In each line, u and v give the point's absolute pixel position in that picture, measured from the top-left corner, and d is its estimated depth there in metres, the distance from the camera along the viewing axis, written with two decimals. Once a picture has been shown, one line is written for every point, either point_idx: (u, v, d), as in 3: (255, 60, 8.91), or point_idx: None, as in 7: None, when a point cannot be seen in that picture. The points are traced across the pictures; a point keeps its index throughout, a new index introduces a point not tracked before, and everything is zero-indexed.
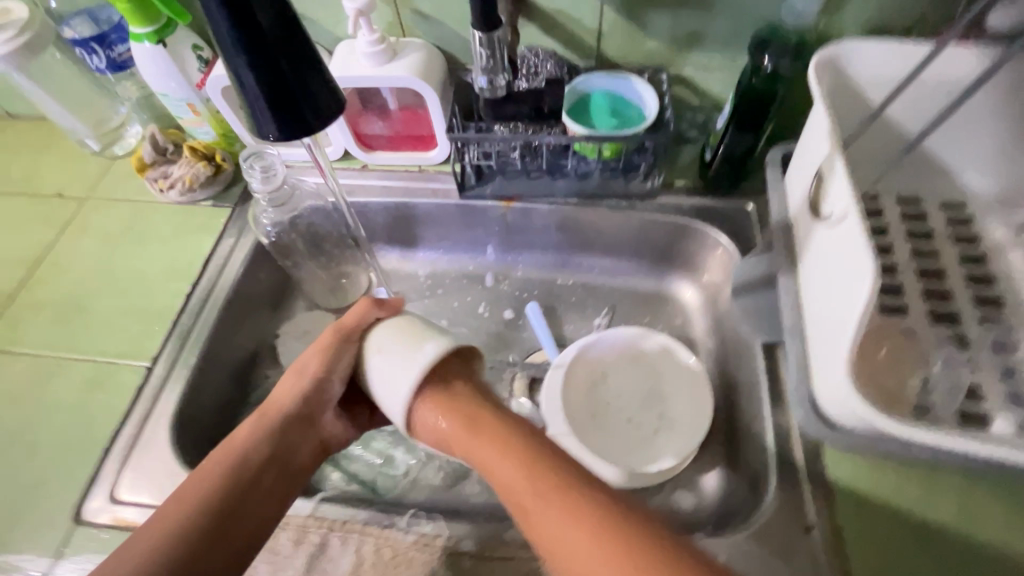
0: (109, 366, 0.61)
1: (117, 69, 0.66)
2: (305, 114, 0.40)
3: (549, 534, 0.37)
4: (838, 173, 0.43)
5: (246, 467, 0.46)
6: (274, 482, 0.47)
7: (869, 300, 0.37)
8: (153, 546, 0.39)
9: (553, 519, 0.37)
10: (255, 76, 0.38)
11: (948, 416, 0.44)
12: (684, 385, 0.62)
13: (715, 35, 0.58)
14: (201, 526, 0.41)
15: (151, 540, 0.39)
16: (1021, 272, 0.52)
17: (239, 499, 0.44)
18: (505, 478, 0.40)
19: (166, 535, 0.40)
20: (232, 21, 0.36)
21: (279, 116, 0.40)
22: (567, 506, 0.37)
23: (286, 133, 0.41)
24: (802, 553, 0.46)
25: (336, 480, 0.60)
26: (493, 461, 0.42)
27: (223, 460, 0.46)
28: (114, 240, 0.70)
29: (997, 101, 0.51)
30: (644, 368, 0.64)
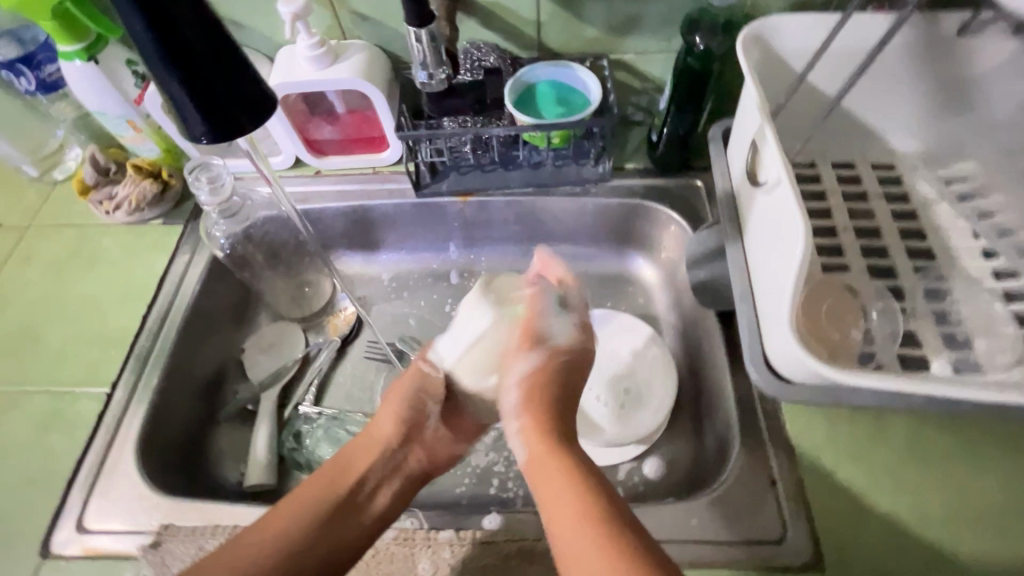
0: (66, 395, 0.59)
1: (49, 90, 0.64)
2: (236, 114, 0.40)
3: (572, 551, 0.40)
4: (768, 142, 0.45)
5: (319, 488, 0.50)
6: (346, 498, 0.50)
7: (805, 257, 0.39)
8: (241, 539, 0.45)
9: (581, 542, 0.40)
10: (179, 80, 0.38)
11: (888, 361, 0.47)
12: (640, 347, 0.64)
13: (649, 19, 0.60)
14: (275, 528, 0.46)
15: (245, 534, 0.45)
16: (948, 224, 0.55)
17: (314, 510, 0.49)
18: (559, 497, 0.44)
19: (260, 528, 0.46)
20: (150, 27, 0.35)
21: (208, 117, 0.39)
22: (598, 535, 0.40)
23: (217, 134, 0.40)
24: (770, 506, 0.48)
25: None
26: (549, 470, 0.46)
27: (314, 479, 0.51)
28: (61, 268, 0.67)
29: (915, 65, 0.54)
30: (603, 338, 0.66)
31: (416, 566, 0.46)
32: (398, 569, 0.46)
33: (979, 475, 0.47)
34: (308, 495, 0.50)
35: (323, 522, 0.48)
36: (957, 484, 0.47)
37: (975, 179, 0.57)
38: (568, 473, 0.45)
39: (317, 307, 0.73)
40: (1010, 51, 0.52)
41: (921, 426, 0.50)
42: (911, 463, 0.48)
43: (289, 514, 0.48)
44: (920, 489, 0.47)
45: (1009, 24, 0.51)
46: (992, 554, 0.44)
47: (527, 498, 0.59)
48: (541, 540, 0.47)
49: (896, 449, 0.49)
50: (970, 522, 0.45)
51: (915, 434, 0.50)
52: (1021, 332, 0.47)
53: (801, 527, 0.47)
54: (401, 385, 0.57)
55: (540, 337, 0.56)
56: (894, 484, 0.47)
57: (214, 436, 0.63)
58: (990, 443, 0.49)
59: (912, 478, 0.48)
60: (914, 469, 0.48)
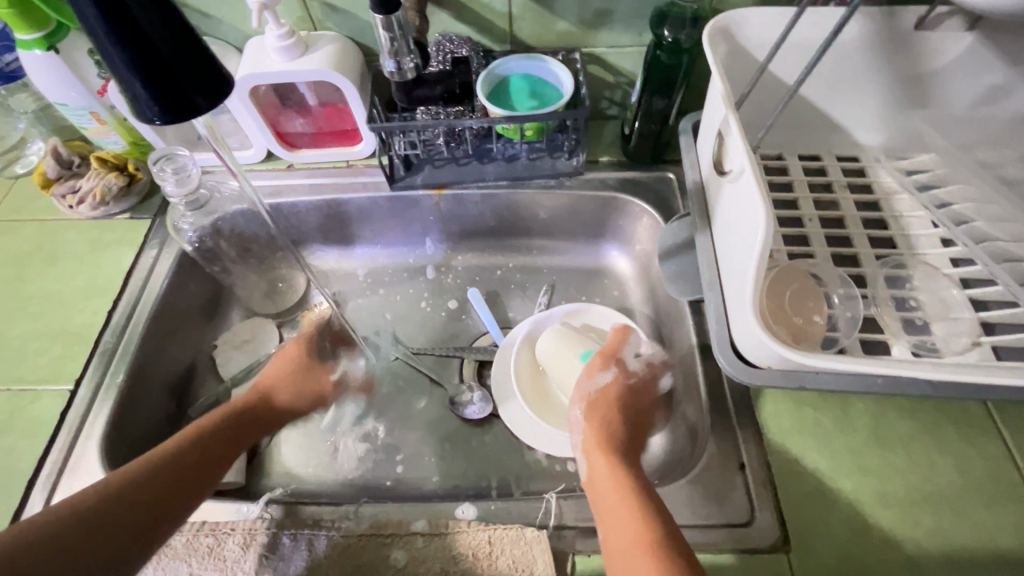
0: (27, 395, 0.57)
1: (8, 80, 0.62)
2: (190, 93, 0.39)
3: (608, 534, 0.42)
4: (733, 131, 0.46)
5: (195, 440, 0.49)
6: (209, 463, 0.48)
7: (767, 243, 0.40)
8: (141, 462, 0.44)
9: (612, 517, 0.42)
10: (125, 56, 0.36)
11: (851, 345, 0.49)
12: (644, 353, 0.60)
13: (620, 12, 0.61)
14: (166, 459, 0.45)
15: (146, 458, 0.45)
16: (909, 214, 0.57)
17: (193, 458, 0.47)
18: (599, 492, 0.45)
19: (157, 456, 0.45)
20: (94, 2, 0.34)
21: (158, 96, 0.38)
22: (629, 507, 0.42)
23: (169, 114, 0.39)
24: (739, 489, 0.49)
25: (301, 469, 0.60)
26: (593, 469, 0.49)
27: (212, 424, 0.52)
28: (22, 264, 0.66)
29: (875, 59, 0.55)
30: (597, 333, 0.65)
31: (390, 559, 0.46)
32: (369, 561, 0.46)
33: (939, 456, 0.49)
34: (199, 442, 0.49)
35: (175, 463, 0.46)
36: (918, 465, 0.48)
37: (934, 170, 0.59)
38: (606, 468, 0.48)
39: (291, 301, 0.72)
40: (965, 45, 0.54)
41: (884, 409, 0.51)
42: (874, 445, 0.50)
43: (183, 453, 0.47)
44: (883, 470, 0.48)
45: (965, 18, 0.52)
46: (950, 530, 0.45)
47: (502, 490, 0.59)
48: (515, 528, 0.47)
49: (860, 431, 0.50)
50: (930, 501, 0.47)
51: (877, 417, 0.51)
52: (975, 316, 0.48)
53: (768, 510, 0.48)
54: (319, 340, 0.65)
55: (598, 379, 0.57)
56: (860, 464, 0.49)
57: None
58: (948, 424, 0.50)
59: (875, 460, 0.49)
60: (878, 452, 0.49)
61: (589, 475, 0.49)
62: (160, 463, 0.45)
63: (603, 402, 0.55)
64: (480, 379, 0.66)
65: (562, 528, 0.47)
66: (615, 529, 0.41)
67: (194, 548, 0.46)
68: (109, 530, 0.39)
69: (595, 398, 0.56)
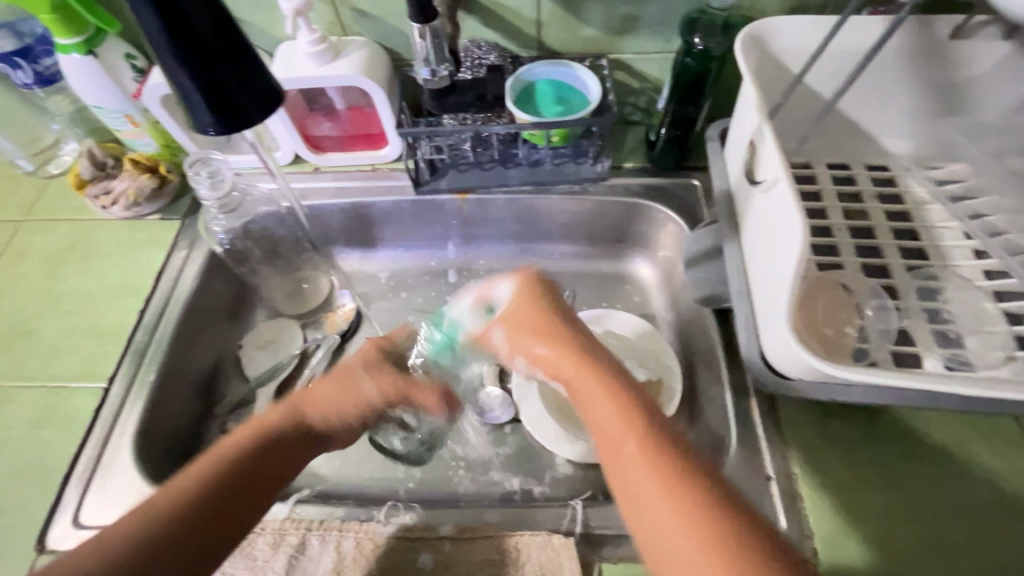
0: (62, 391, 0.58)
1: (47, 83, 0.63)
2: (245, 106, 0.40)
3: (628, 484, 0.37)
4: (767, 141, 0.46)
5: (202, 490, 0.41)
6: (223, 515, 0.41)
7: (803, 256, 0.40)
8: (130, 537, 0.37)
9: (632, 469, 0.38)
10: (188, 70, 0.38)
11: (881, 357, 0.48)
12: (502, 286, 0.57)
13: (648, 19, 0.61)
14: (162, 530, 0.38)
15: (135, 531, 0.37)
16: (940, 224, 0.56)
17: (204, 516, 0.40)
18: (607, 423, 0.41)
19: (146, 531, 0.38)
20: (160, 18, 0.35)
21: (216, 109, 0.40)
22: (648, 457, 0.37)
23: (225, 126, 0.40)
24: (765, 499, 0.49)
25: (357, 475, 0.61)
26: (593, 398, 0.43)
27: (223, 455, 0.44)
28: (57, 262, 0.67)
29: (908, 68, 0.55)
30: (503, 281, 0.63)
31: (417, 562, 0.46)
32: (395, 565, 0.46)
33: (970, 470, 0.48)
34: (209, 491, 0.41)
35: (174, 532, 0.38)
36: (947, 477, 0.48)
37: (966, 180, 0.58)
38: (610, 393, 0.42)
39: (314, 304, 0.72)
40: (1001, 54, 0.53)
41: (913, 422, 0.51)
42: (904, 458, 0.49)
43: (183, 511, 0.39)
44: (915, 485, 0.48)
45: (1002, 28, 0.52)
46: (982, 546, 0.45)
47: (524, 494, 0.59)
48: (541, 533, 0.47)
49: (889, 443, 0.50)
50: (962, 516, 0.46)
51: (904, 428, 0.50)
52: (1010, 330, 0.48)
53: (797, 522, 0.47)
54: (425, 383, 0.53)
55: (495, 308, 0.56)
56: (890, 477, 0.48)
57: (210, 434, 0.63)
58: (981, 438, 0.50)
59: (905, 473, 0.48)
60: (906, 463, 0.49)
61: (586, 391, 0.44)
62: (159, 534, 0.38)
63: (517, 319, 0.53)
64: (501, 384, 0.66)
65: (590, 536, 0.47)
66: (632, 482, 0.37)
67: None
68: None
69: (507, 321, 0.53)
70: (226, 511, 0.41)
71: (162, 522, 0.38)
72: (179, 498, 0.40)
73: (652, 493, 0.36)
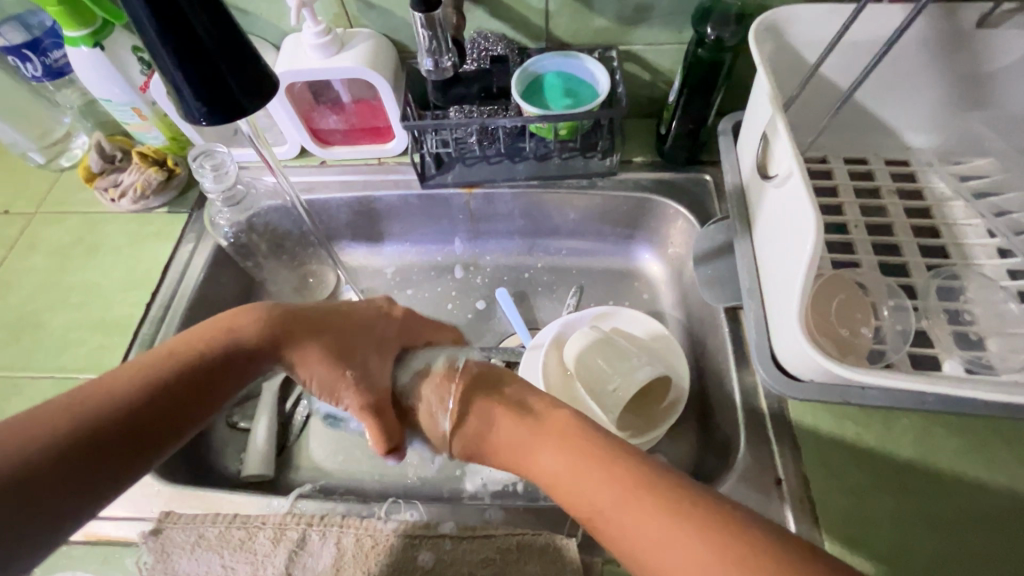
0: (69, 382, 0.59)
1: (56, 76, 0.64)
2: (236, 95, 0.42)
3: (628, 532, 0.36)
4: (780, 134, 0.44)
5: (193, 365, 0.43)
6: (199, 392, 0.43)
7: (817, 250, 0.38)
8: (118, 396, 0.39)
9: (630, 511, 0.37)
10: (183, 67, 0.40)
11: (898, 360, 0.47)
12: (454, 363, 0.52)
13: (660, 9, 0.59)
14: (146, 395, 0.40)
15: (120, 388, 0.39)
16: (963, 222, 0.54)
17: (192, 390, 0.42)
18: (579, 474, 0.40)
19: (134, 392, 0.39)
20: (155, 17, 0.37)
21: (209, 102, 0.41)
22: (651, 495, 0.36)
23: (215, 115, 0.42)
24: (775, 504, 0.48)
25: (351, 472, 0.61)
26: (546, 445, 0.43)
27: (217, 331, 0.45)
28: (67, 254, 0.68)
29: (932, 58, 0.53)
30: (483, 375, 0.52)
31: (416, 560, 0.46)
32: (396, 562, 0.46)
33: (990, 477, 0.46)
34: (199, 366, 0.43)
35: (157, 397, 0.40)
36: (965, 485, 0.46)
37: (992, 176, 0.56)
38: (563, 448, 0.42)
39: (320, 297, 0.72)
40: None
41: (931, 427, 0.49)
42: (922, 465, 0.47)
43: (170, 381, 0.41)
44: (932, 492, 0.46)
45: None
46: (1001, 557, 0.43)
47: (527, 491, 0.58)
48: (543, 534, 0.46)
49: (906, 449, 0.48)
50: (980, 525, 0.45)
51: (922, 433, 0.49)
52: None
53: (807, 527, 0.46)
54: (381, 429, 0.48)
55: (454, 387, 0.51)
56: (906, 483, 0.47)
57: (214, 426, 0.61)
58: (1003, 444, 0.48)
59: (921, 480, 0.47)
60: (922, 470, 0.47)
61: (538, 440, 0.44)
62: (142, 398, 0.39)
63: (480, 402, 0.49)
64: None
65: (592, 537, 0.46)
66: (632, 531, 0.36)
67: (226, 541, 0.47)
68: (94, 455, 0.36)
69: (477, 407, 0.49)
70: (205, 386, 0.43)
71: (148, 385, 0.40)
72: (166, 367, 0.42)
73: (649, 526, 0.35)
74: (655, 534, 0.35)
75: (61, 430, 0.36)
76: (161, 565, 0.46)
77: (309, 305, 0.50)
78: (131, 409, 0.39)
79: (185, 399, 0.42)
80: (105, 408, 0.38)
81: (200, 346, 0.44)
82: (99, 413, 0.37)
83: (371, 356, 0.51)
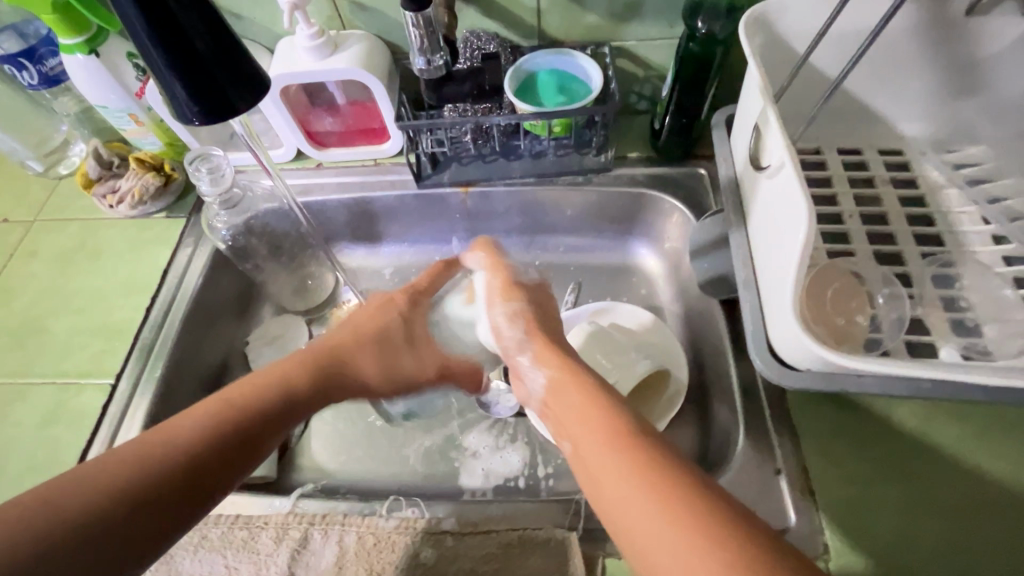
0: (71, 388, 0.59)
1: (52, 83, 0.64)
2: (227, 93, 0.42)
3: (606, 495, 0.35)
4: (772, 126, 0.44)
5: (225, 424, 0.42)
6: (242, 446, 0.42)
7: (808, 239, 0.38)
8: (139, 461, 0.37)
9: (603, 467, 0.36)
10: (174, 67, 0.40)
11: (895, 347, 0.47)
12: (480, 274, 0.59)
13: (651, 4, 0.59)
14: (173, 462, 0.38)
15: (140, 455, 0.37)
16: (958, 210, 0.54)
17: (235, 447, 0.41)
18: (582, 423, 0.40)
19: (166, 456, 0.38)
20: (146, 19, 0.38)
21: (200, 101, 0.42)
22: (628, 463, 0.35)
23: (208, 115, 0.43)
24: (775, 494, 0.48)
25: (354, 471, 0.61)
26: (563, 393, 0.44)
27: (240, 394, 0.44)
28: (66, 261, 0.68)
29: (924, 46, 0.53)
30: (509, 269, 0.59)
31: (417, 556, 0.46)
32: (399, 559, 0.46)
33: (991, 463, 0.47)
34: (230, 422, 0.42)
35: (190, 460, 0.39)
36: (964, 471, 0.46)
37: (985, 164, 0.56)
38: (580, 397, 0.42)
39: (318, 300, 0.73)
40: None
41: (930, 414, 0.49)
42: (920, 452, 0.48)
43: (204, 443, 0.40)
44: (931, 478, 0.46)
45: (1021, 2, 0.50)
46: (1001, 541, 0.43)
47: (529, 487, 0.59)
48: (544, 529, 0.46)
49: (905, 437, 0.48)
50: (980, 510, 0.45)
51: (921, 420, 0.49)
52: None
53: (806, 516, 0.46)
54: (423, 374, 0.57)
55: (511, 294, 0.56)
56: (905, 471, 0.47)
57: None
58: (1003, 430, 0.48)
59: (921, 466, 0.47)
60: (921, 457, 0.47)
61: (558, 384, 0.45)
62: (174, 463, 0.38)
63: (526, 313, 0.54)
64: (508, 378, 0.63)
65: (593, 530, 0.47)
66: (607, 492, 0.35)
67: (229, 542, 0.48)
68: (125, 527, 0.34)
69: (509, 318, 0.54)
70: (247, 442, 0.42)
71: (179, 449, 0.39)
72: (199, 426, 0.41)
73: (627, 490, 0.33)
74: (632, 502, 0.33)
75: (83, 505, 0.34)
76: (165, 566, 0.47)
77: (324, 352, 0.51)
78: (163, 474, 0.37)
79: (229, 452, 0.41)
80: (135, 474, 0.36)
81: (228, 399, 0.43)
82: (120, 481, 0.36)
83: (395, 360, 0.56)
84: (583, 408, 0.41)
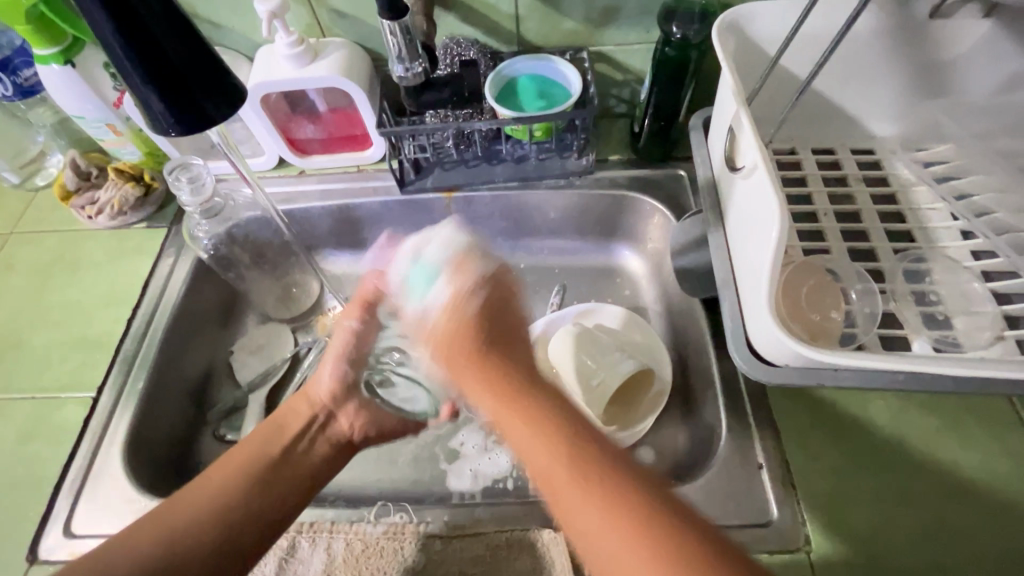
0: (51, 401, 0.58)
1: (26, 95, 0.63)
2: (204, 105, 0.42)
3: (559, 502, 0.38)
4: (744, 127, 0.46)
5: (219, 491, 0.45)
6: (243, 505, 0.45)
7: (780, 236, 0.40)
8: (150, 545, 0.41)
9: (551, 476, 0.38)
10: (149, 79, 0.40)
11: (869, 341, 0.48)
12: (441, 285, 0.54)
13: (627, 10, 0.60)
14: (185, 533, 0.42)
15: (149, 540, 0.41)
16: (928, 206, 0.56)
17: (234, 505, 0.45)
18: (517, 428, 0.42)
19: (174, 530, 0.42)
20: (119, 32, 0.38)
21: (176, 112, 0.42)
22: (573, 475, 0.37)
23: (184, 126, 0.42)
24: (757, 487, 0.49)
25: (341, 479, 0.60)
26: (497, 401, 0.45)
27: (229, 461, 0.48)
28: (45, 273, 0.67)
29: (890, 48, 0.54)
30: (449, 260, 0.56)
31: (406, 561, 0.46)
32: (388, 564, 0.46)
33: (963, 451, 0.48)
34: (227, 485, 0.46)
35: (198, 529, 0.43)
36: (937, 460, 0.48)
37: (952, 161, 0.58)
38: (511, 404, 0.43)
39: (303, 307, 0.72)
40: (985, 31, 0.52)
41: (904, 405, 0.51)
42: (895, 443, 0.49)
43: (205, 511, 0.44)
44: (905, 468, 0.48)
45: (981, 5, 0.51)
46: (973, 526, 0.45)
47: (517, 489, 0.59)
48: (532, 529, 0.47)
49: (881, 429, 0.50)
50: (953, 497, 0.46)
51: (896, 411, 0.50)
52: (998, 310, 0.47)
53: (787, 509, 0.47)
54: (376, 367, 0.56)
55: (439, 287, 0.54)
56: (880, 462, 0.48)
57: (202, 440, 0.63)
58: (973, 419, 0.49)
59: (895, 457, 0.48)
60: (896, 447, 0.49)
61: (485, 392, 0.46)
62: (185, 533, 0.42)
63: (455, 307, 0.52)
64: None
65: None
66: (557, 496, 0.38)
67: None
68: None
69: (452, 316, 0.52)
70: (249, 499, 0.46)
71: (186, 525, 0.43)
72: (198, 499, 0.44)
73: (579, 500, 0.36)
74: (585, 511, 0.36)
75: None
76: None
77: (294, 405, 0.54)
78: (180, 547, 0.41)
79: (233, 512, 0.44)
80: (148, 554, 0.40)
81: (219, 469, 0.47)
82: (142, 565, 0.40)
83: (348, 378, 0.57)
84: (518, 415, 0.42)
